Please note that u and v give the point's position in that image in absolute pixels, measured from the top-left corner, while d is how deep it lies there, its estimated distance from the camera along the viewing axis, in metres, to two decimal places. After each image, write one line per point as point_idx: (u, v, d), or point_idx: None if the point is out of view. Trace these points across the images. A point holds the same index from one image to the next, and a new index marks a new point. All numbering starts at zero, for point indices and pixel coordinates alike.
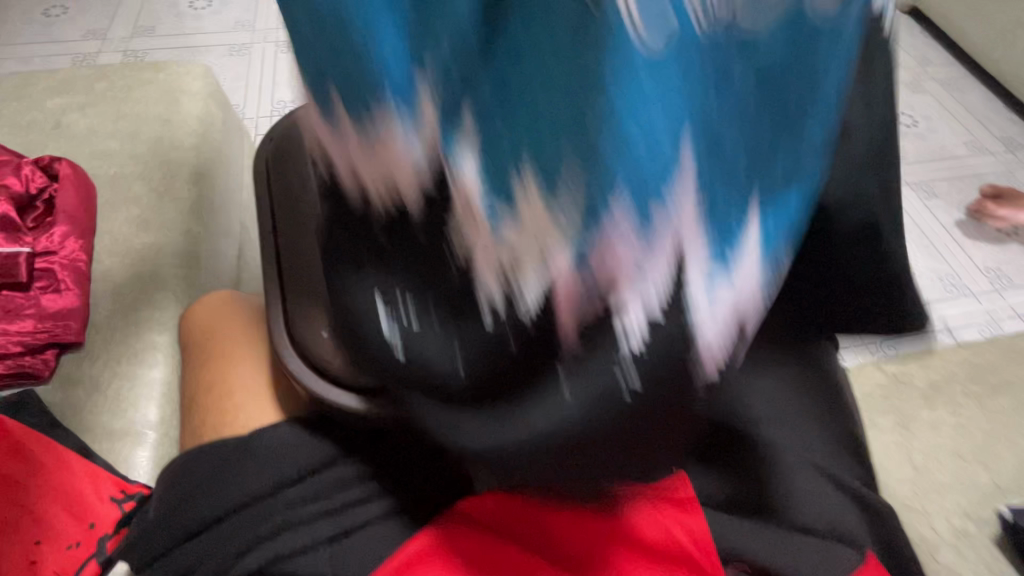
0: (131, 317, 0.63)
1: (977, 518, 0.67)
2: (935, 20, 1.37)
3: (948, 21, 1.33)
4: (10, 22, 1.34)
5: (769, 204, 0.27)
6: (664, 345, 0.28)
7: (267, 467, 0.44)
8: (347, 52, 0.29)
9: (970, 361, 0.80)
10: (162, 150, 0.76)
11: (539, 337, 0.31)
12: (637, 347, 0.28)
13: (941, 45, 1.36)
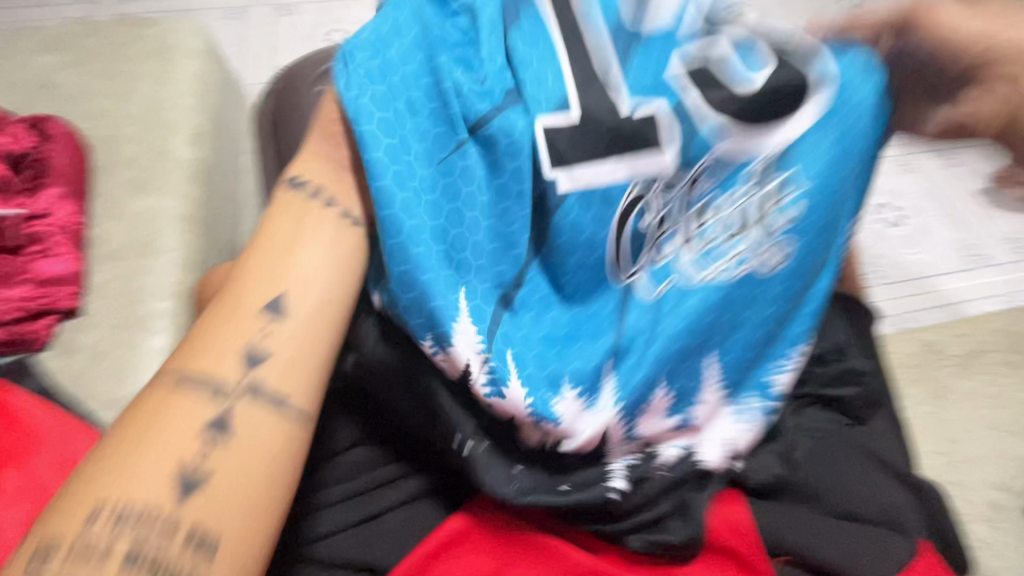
0: (133, 283, 0.61)
1: (1011, 491, 0.65)
2: None
3: None
4: None
5: (739, 381, 0.44)
6: (682, 475, 0.42)
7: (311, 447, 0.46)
8: (424, 209, 0.38)
9: (1005, 330, 0.76)
10: (157, 110, 0.72)
11: (587, 482, 0.41)
12: (637, 457, 0.42)
13: None
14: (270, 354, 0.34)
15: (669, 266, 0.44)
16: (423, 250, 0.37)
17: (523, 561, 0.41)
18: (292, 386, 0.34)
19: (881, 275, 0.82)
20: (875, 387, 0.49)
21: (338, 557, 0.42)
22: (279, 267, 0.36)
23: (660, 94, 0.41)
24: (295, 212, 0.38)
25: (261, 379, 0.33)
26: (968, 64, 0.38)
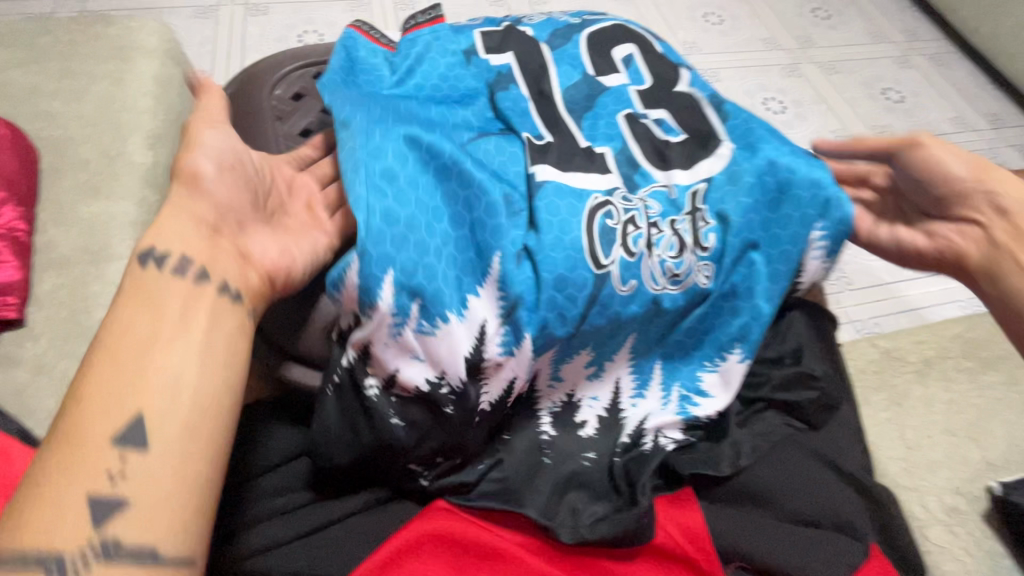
0: (80, 292, 0.58)
1: (967, 495, 0.66)
2: None
3: None
4: None
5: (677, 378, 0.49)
6: (607, 429, 0.47)
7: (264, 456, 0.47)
8: (410, 246, 0.40)
9: (962, 337, 0.78)
10: (112, 111, 0.70)
11: (528, 450, 0.46)
12: (591, 432, 0.47)
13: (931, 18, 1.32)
14: (128, 501, 0.34)
15: (638, 264, 0.45)
16: (418, 268, 0.40)
17: (478, 572, 0.41)
18: (144, 535, 0.33)
19: (844, 284, 0.83)
20: (829, 391, 0.49)
21: (282, 569, 0.42)
22: (135, 389, 0.36)
23: (607, 139, 0.50)
24: (156, 299, 0.39)
25: (119, 530, 0.33)
26: (951, 193, 0.52)
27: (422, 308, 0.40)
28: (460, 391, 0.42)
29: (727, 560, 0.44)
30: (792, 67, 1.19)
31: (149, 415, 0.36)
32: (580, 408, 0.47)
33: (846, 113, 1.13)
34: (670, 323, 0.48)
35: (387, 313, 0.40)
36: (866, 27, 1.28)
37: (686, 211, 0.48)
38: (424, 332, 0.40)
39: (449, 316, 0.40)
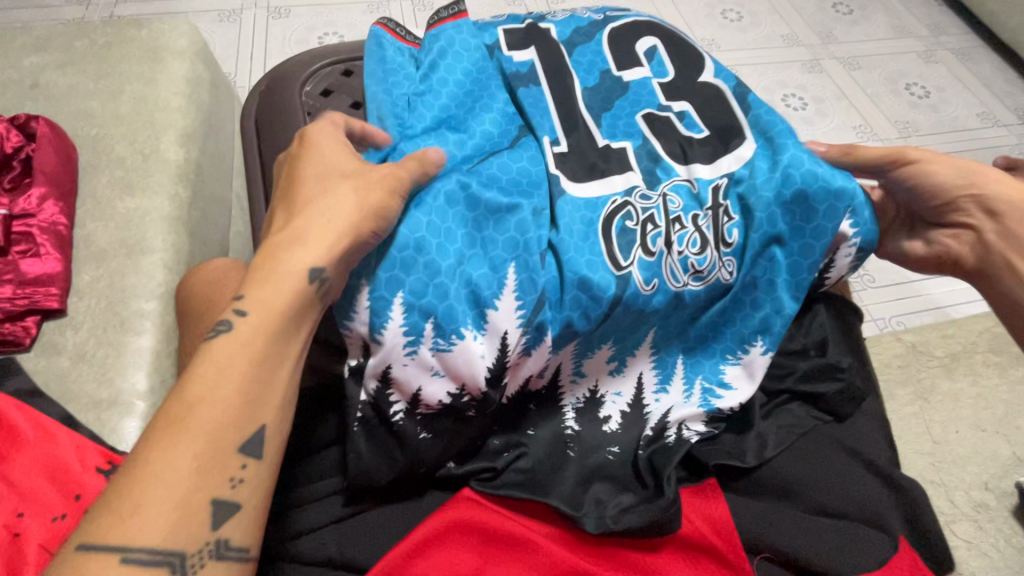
0: (117, 283, 0.60)
1: (996, 491, 0.65)
2: None
3: None
4: None
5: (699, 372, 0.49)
6: (630, 423, 0.48)
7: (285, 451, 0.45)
8: (420, 267, 0.40)
9: (991, 331, 0.77)
10: (146, 110, 0.72)
11: (552, 441, 0.46)
12: (615, 425, 0.47)
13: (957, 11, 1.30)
14: (239, 504, 0.33)
15: (657, 263, 0.45)
16: (429, 289, 0.40)
17: (504, 560, 0.42)
18: (246, 536, 0.33)
19: (868, 281, 0.82)
20: (855, 383, 0.49)
21: (318, 554, 0.42)
22: (265, 397, 0.34)
23: (626, 136, 0.51)
24: (296, 312, 0.36)
25: (230, 531, 0.32)
26: (942, 202, 0.50)
27: (436, 327, 0.40)
28: (480, 399, 0.42)
29: (754, 551, 0.44)
30: (813, 62, 1.18)
31: (269, 428, 0.34)
32: (604, 403, 0.48)
33: (869, 109, 1.12)
34: (688, 319, 0.48)
35: (399, 333, 0.40)
36: (889, 21, 1.26)
37: (708, 207, 0.48)
38: (441, 350, 0.40)
39: (466, 332, 0.41)
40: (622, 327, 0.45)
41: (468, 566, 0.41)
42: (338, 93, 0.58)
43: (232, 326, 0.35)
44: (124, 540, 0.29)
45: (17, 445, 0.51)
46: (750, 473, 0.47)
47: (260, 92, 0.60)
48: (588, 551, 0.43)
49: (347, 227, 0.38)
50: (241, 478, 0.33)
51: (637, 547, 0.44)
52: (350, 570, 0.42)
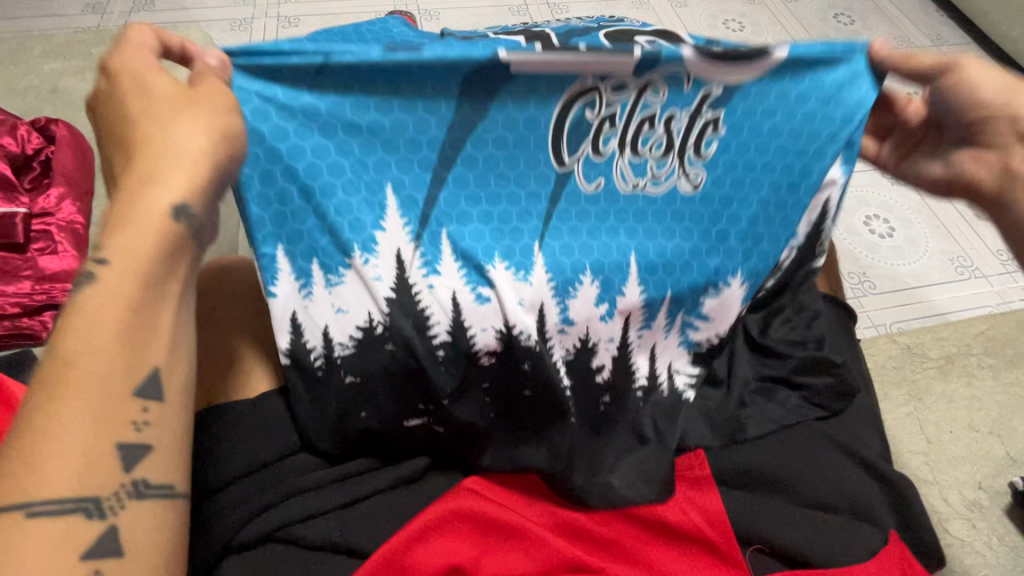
0: None
1: (989, 490, 0.66)
2: None
3: None
4: None
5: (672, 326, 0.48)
6: (620, 370, 0.47)
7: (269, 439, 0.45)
8: (305, 212, 0.40)
9: (985, 334, 0.78)
10: None
11: (542, 399, 0.44)
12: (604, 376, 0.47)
13: (959, 22, 1.31)
14: (149, 448, 0.30)
15: (608, 165, 0.44)
16: (304, 230, 0.41)
17: (504, 550, 0.43)
18: (165, 474, 0.31)
19: (868, 286, 0.84)
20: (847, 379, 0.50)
21: (323, 539, 0.43)
22: (150, 337, 0.30)
23: None
24: (174, 254, 0.32)
25: (147, 471, 0.30)
26: (970, 120, 0.43)
27: (321, 265, 0.41)
28: (389, 325, 0.41)
29: (746, 543, 0.45)
30: None
31: (165, 368, 0.31)
32: (598, 352, 0.46)
33: None
34: (665, 251, 0.46)
35: (290, 281, 0.41)
36: (890, 32, 1.28)
37: (693, 107, 0.44)
38: (334, 285, 0.41)
39: (352, 259, 0.41)
40: (557, 262, 0.44)
41: (468, 555, 0.42)
42: None
43: (95, 276, 0.30)
44: (22, 496, 0.26)
45: None
46: (743, 465, 0.48)
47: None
48: (585, 543, 0.44)
49: (210, 154, 0.32)
50: (142, 426, 0.30)
51: (633, 538, 0.45)
52: (354, 556, 0.43)
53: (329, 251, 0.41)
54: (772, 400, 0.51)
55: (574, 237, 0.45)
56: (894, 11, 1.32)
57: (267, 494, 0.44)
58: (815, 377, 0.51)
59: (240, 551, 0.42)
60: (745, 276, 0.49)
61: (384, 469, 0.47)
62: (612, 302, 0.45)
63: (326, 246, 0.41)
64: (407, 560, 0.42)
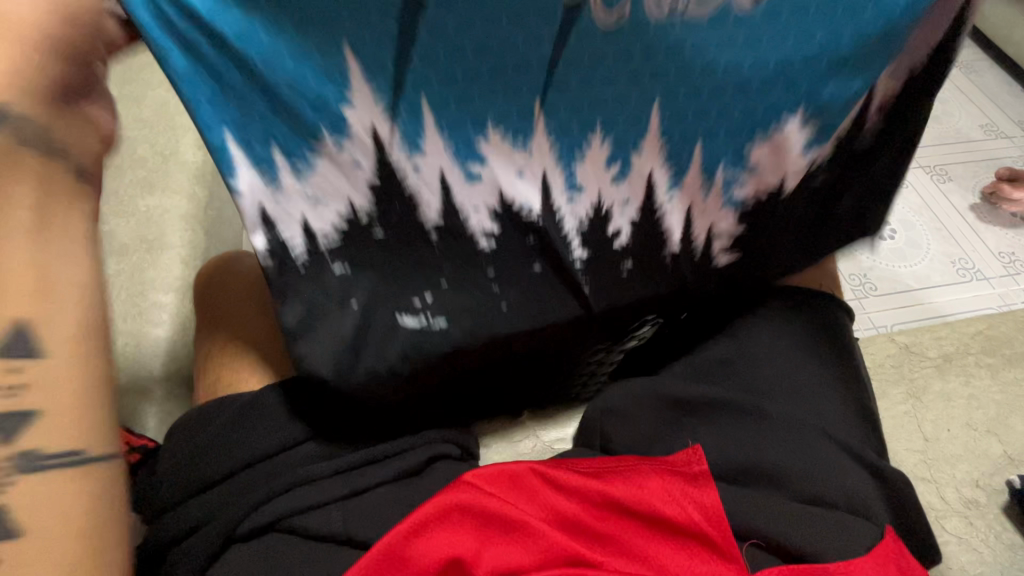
0: (137, 277, 0.64)
1: (986, 488, 0.66)
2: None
3: None
4: None
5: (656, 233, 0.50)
6: (639, 233, 0.49)
7: (271, 433, 0.47)
8: (253, 97, 0.37)
9: (982, 334, 0.79)
10: (168, 114, 0.76)
11: (560, 267, 0.48)
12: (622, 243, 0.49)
13: None
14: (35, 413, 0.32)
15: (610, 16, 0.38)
16: (255, 114, 0.38)
17: (502, 543, 0.43)
18: (60, 442, 0.33)
19: (869, 289, 0.84)
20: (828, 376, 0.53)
21: (323, 529, 0.44)
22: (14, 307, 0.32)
23: None
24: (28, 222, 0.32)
25: (37, 439, 0.32)
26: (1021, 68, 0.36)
27: (285, 154, 0.39)
28: (375, 217, 0.43)
29: (743, 537, 0.45)
30: None
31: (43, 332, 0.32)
32: (613, 218, 0.48)
33: None
34: (700, 107, 0.43)
35: (251, 173, 0.39)
36: None
37: None
38: (303, 173, 0.40)
39: (322, 146, 0.40)
40: (568, 138, 0.43)
41: (468, 548, 0.42)
42: None
43: None
44: None
45: None
46: (739, 459, 0.48)
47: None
48: (584, 537, 0.44)
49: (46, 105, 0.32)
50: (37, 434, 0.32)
51: (632, 534, 0.44)
52: (354, 547, 0.43)
53: (296, 140, 0.39)
54: (780, 378, 0.52)
55: (577, 107, 0.42)
56: None
57: (269, 487, 0.45)
58: (811, 357, 0.54)
59: (242, 541, 0.43)
60: (811, 111, 0.45)
61: (387, 464, 0.48)
62: (625, 163, 0.46)
63: (289, 136, 0.39)
64: (405, 552, 0.42)
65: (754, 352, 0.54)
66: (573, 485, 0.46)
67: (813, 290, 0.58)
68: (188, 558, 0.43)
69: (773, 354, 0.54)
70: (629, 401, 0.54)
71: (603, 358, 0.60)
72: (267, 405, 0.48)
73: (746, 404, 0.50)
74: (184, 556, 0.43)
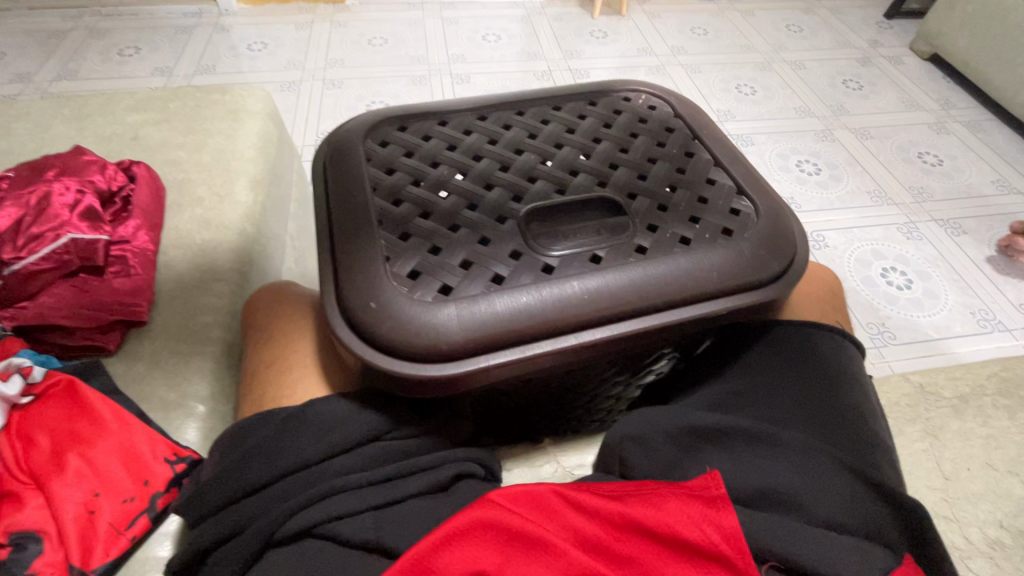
0: (190, 302, 0.69)
1: (1011, 529, 0.71)
2: (970, 76, 1.58)
3: (980, 74, 1.55)
4: (106, 76, 1.59)
5: None
6: None
7: (299, 445, 0.50)
8: None
9: (998, 375, 0.89)
10: (225, 160, 0.85)
11: None
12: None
13: (969, 94, 1.59)
14: None
15: None
16: None
17: (525, 560, 0.44)
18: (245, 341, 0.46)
19: (888, 338, 0.97)
20: (844, 407, 0.54)
21: (356, 535, 0.46)
22: None
23: None
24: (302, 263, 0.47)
25: None
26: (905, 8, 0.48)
27: None
28: None
29: (761, 560, 0.46)
30: (825, 132, 1.45)
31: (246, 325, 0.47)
32: None
33: (881, 173, 1.33)
34: None
35: None
36: (898, 98, 1.57)
37: None
38: None
39: None
40: None
41: (491, 562, 0.44)
42: (396, 143, 0.64)
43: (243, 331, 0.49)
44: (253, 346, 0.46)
45: (88, 427, 0.55)
46: (756, 484, 0.50)
47: (324, 160, 0.64)
48: (604, 557, 0.45)
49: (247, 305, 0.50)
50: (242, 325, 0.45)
51: (652, 555, 0.45)
52: (384, 555, 0.45)
53: None
54: (792, 412, 0.54)
55: None
56: (903, 81, 1.64)
57: (308, 494, 0.48)
58: (824, 386, 0.55)
59: (279, 545, 0.46)
60: None
61: (412, 482, 0.50)
62: None
63: None
64: (432, 563, 0.43)
65: (753, 389, 0.57)
66: (589, 502, 0.48)
67: (818, 323, 0.61)
68: (227, 560, 0.46)
69: (778, 386, 0.56)
70: (644, 425, 0.56)
71: (621, 393, 0.67)
72: (300, 415, 0.52)
73: (758, 433, 0.52)
74: (225, 555, 0.46)
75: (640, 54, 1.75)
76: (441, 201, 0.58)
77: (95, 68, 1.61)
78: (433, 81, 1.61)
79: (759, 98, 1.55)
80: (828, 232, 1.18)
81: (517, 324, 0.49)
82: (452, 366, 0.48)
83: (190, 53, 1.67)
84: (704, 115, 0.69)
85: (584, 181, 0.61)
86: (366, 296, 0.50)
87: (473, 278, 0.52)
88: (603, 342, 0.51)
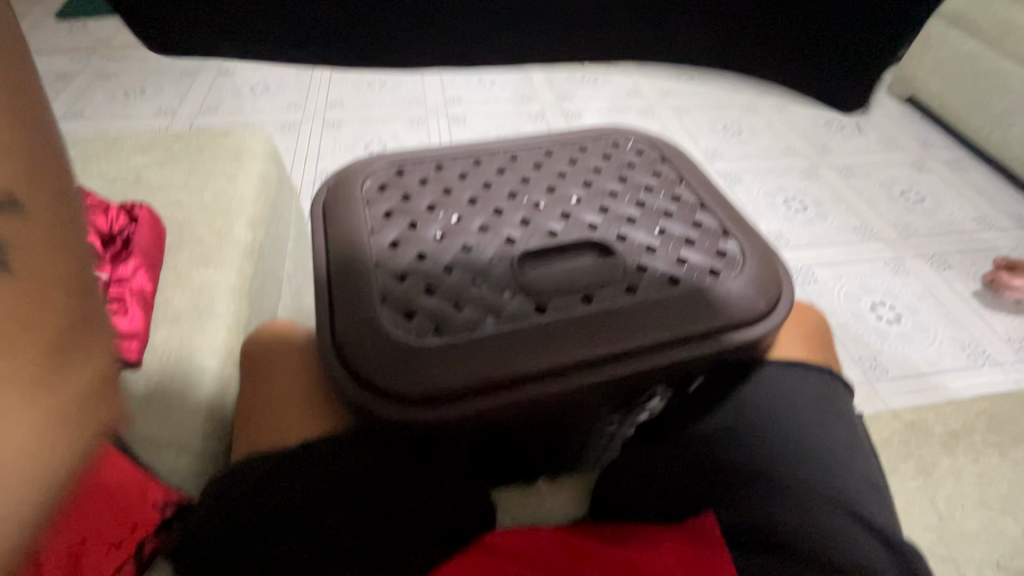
0: (185, 342, 0.70)
1: (1007, 569, 0.72)
2: (947, 117, 1.65)
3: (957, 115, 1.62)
4: (112, 117, 1.63)
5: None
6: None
7: (292, 488, 0.50)
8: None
9: (988, 411, 0.90)
10: (225, 201, 0.86)
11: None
12: None
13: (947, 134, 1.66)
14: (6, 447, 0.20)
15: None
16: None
17: None
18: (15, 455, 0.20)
19: (880, 372, 0.96)
20: (834, 445, 0.55)
21: None
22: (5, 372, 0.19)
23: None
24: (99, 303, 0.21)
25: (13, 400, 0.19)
26: None
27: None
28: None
29: None
30: (809, 171, 1.50)
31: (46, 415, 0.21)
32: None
33: (865, 210, 1.37)
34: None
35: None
36: (878, 138, 1.64)
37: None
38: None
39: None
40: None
41: None
42: (394, 187, 0.66)
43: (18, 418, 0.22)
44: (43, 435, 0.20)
45: None
46: (749, 525, 0.50)
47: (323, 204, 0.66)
48: None
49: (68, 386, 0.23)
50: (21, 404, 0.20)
51: None
52: None
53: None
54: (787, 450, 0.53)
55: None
56: (882, 122, 1.71)
57: (301, 539, 0.47)
58: (813, 424, 0.56)
59: None
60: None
61: (406, 525, 0.50)
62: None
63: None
64: None
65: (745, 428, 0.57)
66: (584, 547, 0.48)
67: (806, 362, 0.62)
68: None
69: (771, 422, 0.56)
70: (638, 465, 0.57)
71: (616, 431, 0.67)
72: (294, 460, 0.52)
73: (751, 473, 0.53)
74: None
75: (629, 96, 1.82)
76: (436, 243, 0.60)
77: (101, 109, 1.66)
78: (431, 122, 1.67)
79: (745, 138, 1.61)
80: (817, 268, 1.20)
81: (510, 365, 0.50)
82: (445, 408, 0.49)
83: (194, 95, 1.73)
84: (692, 162, 0.72)
85: (575, 224, 0.63)
86: (361, 338, 0.51)
87: (465, 319, 0.53)
88: (596, 383, 0.51)
